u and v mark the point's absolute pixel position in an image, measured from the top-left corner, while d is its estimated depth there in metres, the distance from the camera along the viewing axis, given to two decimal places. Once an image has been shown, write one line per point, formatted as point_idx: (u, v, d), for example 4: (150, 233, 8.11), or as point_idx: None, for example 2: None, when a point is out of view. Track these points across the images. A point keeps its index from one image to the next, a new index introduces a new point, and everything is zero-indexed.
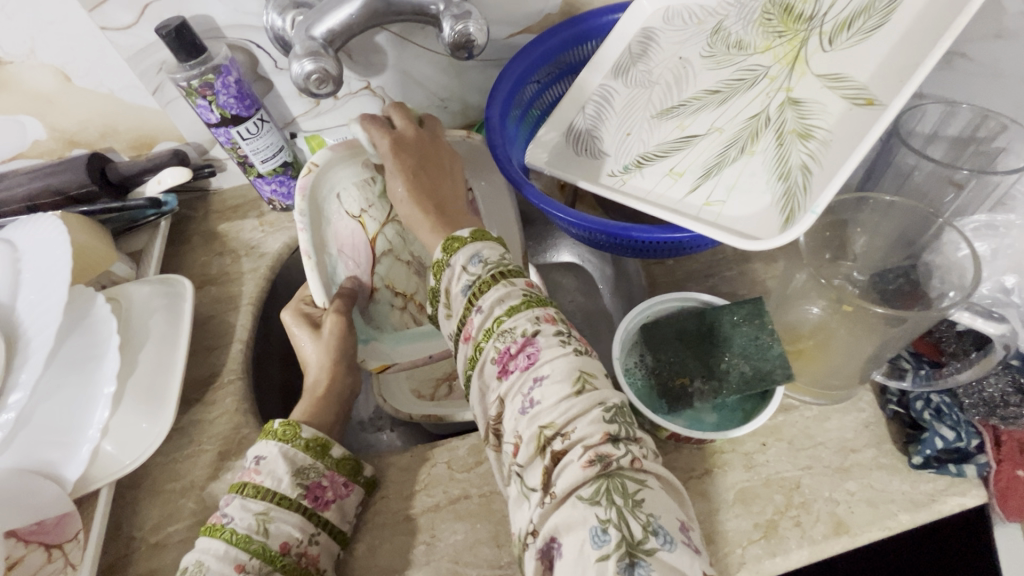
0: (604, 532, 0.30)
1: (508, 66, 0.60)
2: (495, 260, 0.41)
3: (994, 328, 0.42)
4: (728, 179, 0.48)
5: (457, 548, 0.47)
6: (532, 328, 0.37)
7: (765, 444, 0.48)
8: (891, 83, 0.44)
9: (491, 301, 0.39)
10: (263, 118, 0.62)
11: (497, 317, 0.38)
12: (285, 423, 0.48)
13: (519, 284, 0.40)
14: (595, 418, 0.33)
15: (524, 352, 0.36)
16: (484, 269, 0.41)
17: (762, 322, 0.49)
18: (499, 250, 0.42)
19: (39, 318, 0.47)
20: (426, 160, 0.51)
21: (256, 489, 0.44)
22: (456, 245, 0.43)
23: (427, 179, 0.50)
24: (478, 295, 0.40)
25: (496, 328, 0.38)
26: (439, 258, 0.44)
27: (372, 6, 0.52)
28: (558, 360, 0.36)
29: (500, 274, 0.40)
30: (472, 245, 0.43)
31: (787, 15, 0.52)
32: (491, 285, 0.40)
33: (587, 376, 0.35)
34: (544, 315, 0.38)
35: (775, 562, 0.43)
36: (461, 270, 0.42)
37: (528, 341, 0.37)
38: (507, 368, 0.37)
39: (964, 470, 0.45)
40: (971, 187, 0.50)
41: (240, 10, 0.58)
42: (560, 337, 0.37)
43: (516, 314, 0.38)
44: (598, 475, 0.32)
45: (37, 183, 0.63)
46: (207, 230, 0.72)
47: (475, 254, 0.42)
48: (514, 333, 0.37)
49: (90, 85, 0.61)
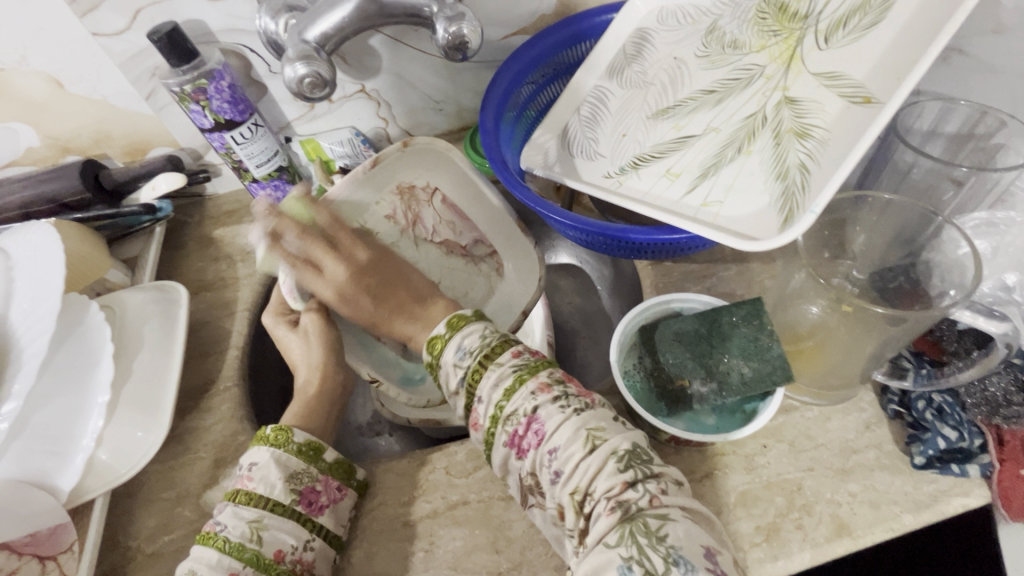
0: (629, 570, 0.30)
1: (503, 67, 0.60)
2: (478, 345, 0.39)
3: (996, 327, 0.42)
4: (726, 180, 0.48)
5: (456, 555, 0.46)
6: (531, 406, 0.36)
7: (765, 446, 0.48)
8: (889, 81, 0.44)
9: (487, 388, 0.37)
10: (258, 123, 0.61)
11: (497, 402, 0.37)
12: (277, 428, 0.48)
13: (507, 360, 0.38)
14: (611, 471, 0.33)
15: (531, 429, 0.35)
16: (472, 360, 0.39)
17: (761, 322, 0.48)
18: (479, 333, 0.40)
19: (32, 326, 0.46)
20: (378, 276, 0.54)
21: (248, 497, 0.44)
22: (439, 344, 0.41)
23: (388, 293, 0.53)
24: (474, 385, 0.38)
25: (501, 413, 0.36)
26: (429, 360, 0.42)
27: (365, 9, 0.52)
28: (564, 425, 0.35)
29: (486, 358, 0.38)
30: (453, 340, 0.40)
31: (782, 14, 0.52)
32: (482, 372, 0.38)
33: (594, 432, 0.35)
34: (538, 385, 0.36)
35: (777, 565, 0.43)
36: (451, 367, 0.40)
37: (532, 417, 0.35)
38: (521, 448, 0.36)
39: (967, 470, 0.45)
40: (970, 184, 0.50)
41: (233, 15, 0.58)
42: (558, 402, 0.36)
43: (513, 395, 0.36)
44: (621, 521, 0.32)
45: (31, 191, 0.63)
46: (203, 236, 0.72)
47: (459, 347, 0.40)
48: (516, 415, 0.36)
49: (83, 92, 0.61)
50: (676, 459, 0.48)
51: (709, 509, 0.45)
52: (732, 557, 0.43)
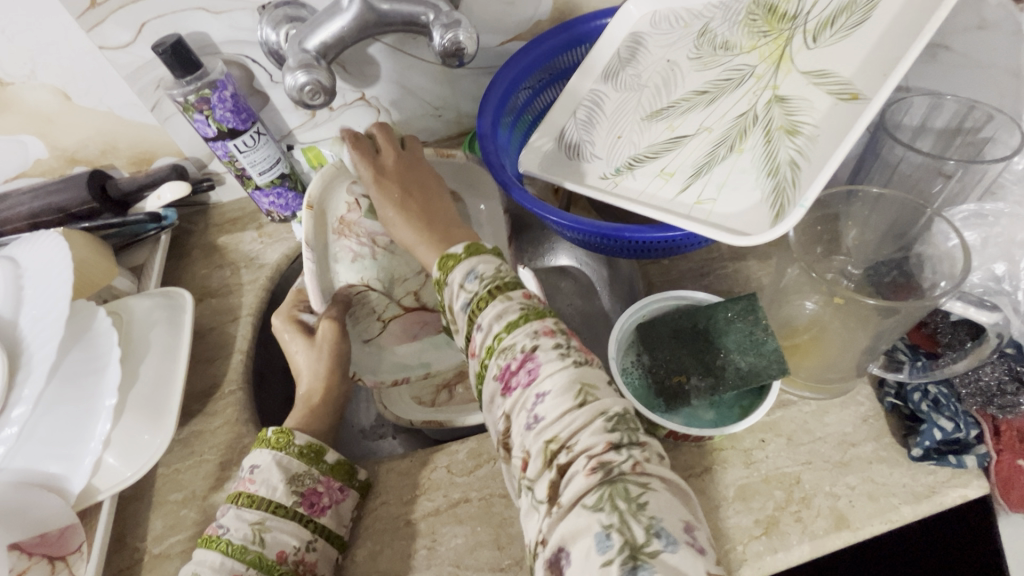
0: (607, 538, 0.30)
1: (499, 73, 0.61)
2: (491, 274, 0.41)
3: (986, 317, 0.42)
4: (719, 178, 0.49)
5: (458, 551, 0.47)
6: (529, 344, 0.37)
7: (764, 441, 0.48)
8: (875, 77, 0.45)
9: (490, 318, 0.39)
10: (260, 131, 0.63)
11: (497, 334, 0.38)
12: (278, 430, 0.48)
13: (516, 296, 0.39)
14: (598, 429, 0.33)
15: (524, 368, 0.36)
16: (481, 286, 0.40)
17: (757, 317, 0.49)
18: (494, 264, 0.42)
19: (41, 332, 0.47)
20: (409, 179, 0.51)
21: (250, 499, 0.45)
22: (451, 262, 0.43)
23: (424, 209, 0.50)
24: (477, 312, 0.40)
25: (497, 346, 0.38)
26: (438, 276, 0.44)
27: (363, 18, 0.53)
28: (558, 374, 0.35)
29: (496, 289, 0.40)
30: (466, 262, 0.42)
31: (771, 15, 0.53)
32: (488, 301, 0.39)
33: (588, 387, 0.35)
34: (541, 328, 0.38)
35: (776, 557, 0.43)
36: (458, 288, 0.42)
37: (527, 357, 0.36)
38: (509, 386, 0.37)
39: (965, 461, 0.45)
40: (959, 177, 0.51)
41: (234, 26, 0.59)
42: (558, 349, 0.37)
43: (515, 330, 0.38)
44: (600, 483, 0.32)
45: (39, 201, 0.65)
46: (207, 243, 0.73)
47: (471, 270, 0.41)
48: (513, 349, 0.37)
49: (90, 104, 0.63)
50: (675, 455, 0.48)
51: (709, 503, 0.46)
52: (732, 550, 0.43)
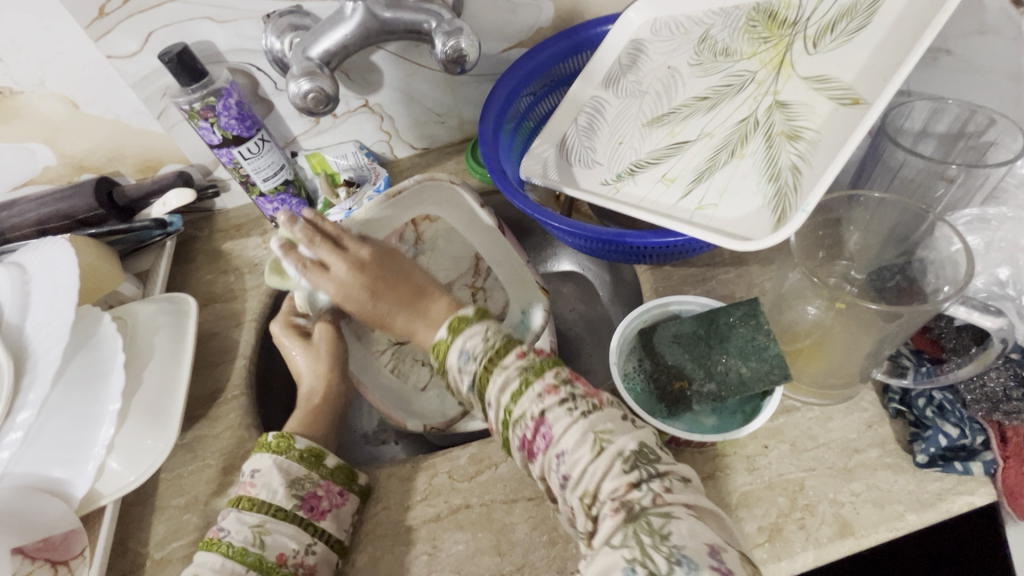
0: (633, 571, 0.31)
1: (501, 80, 0.61)
2: (482, 348, 0.39)
3: (991, 322, 0.42)
4: (720, 183, 0.49)
5: (459, 558, 0.47)
6: (538, 409, 0.36)
7: (766, 447, 0.48)
8: (876, 82, 0.45)
9: (494, 392, 0.37)
10: (264, 138, 0.63)
11: (505, 406, 0.37)
12: (278, 435, 0.49)
13: (512, 361, 0.38)
14: (617, 472, 0.34)
15: (540, 434, 0.36)
16: (477, 363, 0.39)
17: (758, 322, 0.48)
18: (481, 335, 0.40)
19: (47, 337, 0.48)
20: (380, 272, 0.50)
21: (251, 502, 0.45)
22: (443, 348, 0.41)
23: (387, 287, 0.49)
24: (482, 389, 0.38)
25: (509, 417, 0.37)
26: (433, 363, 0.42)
27: (366, 26, 0.54)
28: (570, 429, 0.35)
29: (490, 360, 0.38)
30: (455, 343, 0.40)
31: (771, 21, 0.54)
32: (488, 376, 0.38)
33: (601, 435, 0.35)
34: (544, 387, 0.37)
35: (780, 565, 0.43)
36: (457, 372, 0.40)
37: (539, 422, 0.36)
38: (533, 451, 0.37)
39: (971, 468, 0.45)
40: (961, 181, 0.50)
41: (239, 35, 0.60)
42: (566, 405, 0.36)
43: (521, 398, 0.37)
44: (625, 522, 0.33)
45: (47, 208, 0.66)
46: (211, 249, 0.74)
47: (462, 351, 0.40)
48: (525, 418, 0.37)
49: (98, 112, 0.63)
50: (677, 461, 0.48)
51: None
52: None
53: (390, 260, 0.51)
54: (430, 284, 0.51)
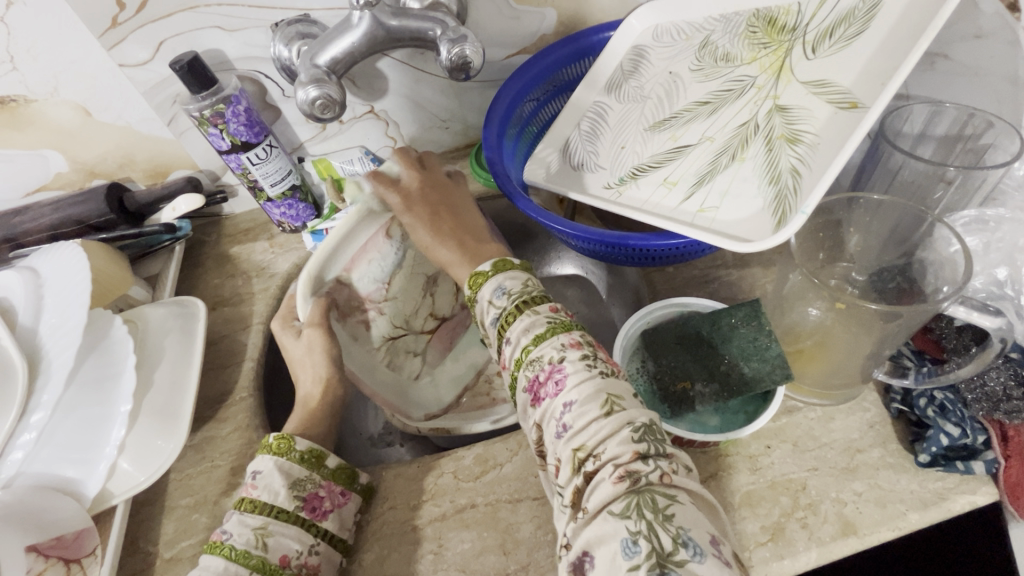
0: (634, 544, 0.31)
1: (505, 86, 0.62)
2: (517, 290, 0.44)
3: (990, 322, 0.43)
4: (721, 187, 0.49)
5: (465, 557, 0.47)
6: (558, 355, 0.39)
7: (769, 447, 0.48)
8: (874, 86, 0.45)
9: (518, 331, 0.41)
10: (272, 144, 0.64)
11: (525, 347, 0.40)
12: (279, 437, 0.49)
13: (543, 310, 0.42)
14: (624, 438, 0.35)
15: (552, 379, 0.38)
16: (509, 301, 0.43)
17: (760, 323, 0.49)
18: (519, 280, 0.45)
19: (60, 339, 0.49)
20: (437, 202, 0.57)
21: (253, 504, 0.45)
22: (481, 280, 0.46)
23: (444, 216, 0.56)
24: (506, 326, 0.42)
25: (525, 357, 0.40)
26: (469, 295, 0.47)
27: (373, 34, 0.55)
28: (584, 384, 0.37)
29: (523, 303, 0.42)
30: (494, 278, 0.45)
31: (771, 27, 0.54)
32: (516, 315, 0.42)
33: (614, 398, 0.36)
34: (568, 340, 0.39)
35: (783, 564, 0.43)
36: (488, 304, 0.44)
37: (555, 367, 0.38)
38: (540, 396, 0.39)
39: (972, 467, 0.45)
40: (960, 183, 0.51)
41: (249, 43, 0.61)
42: (585, 360, 0.38)
43: (542, 342, 0.40)
44: (627, 492, 0.33)
45: (59, 213, 0.67)
46: (220, 253, 0.75)
47: (498, 287, 0.44)
48: (541, 361, 0.39)
49: (109, 119, 0.65)
50: None
51: None
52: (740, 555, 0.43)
53: (449, 196, 0.58)
54: (481, 227, 0.56)
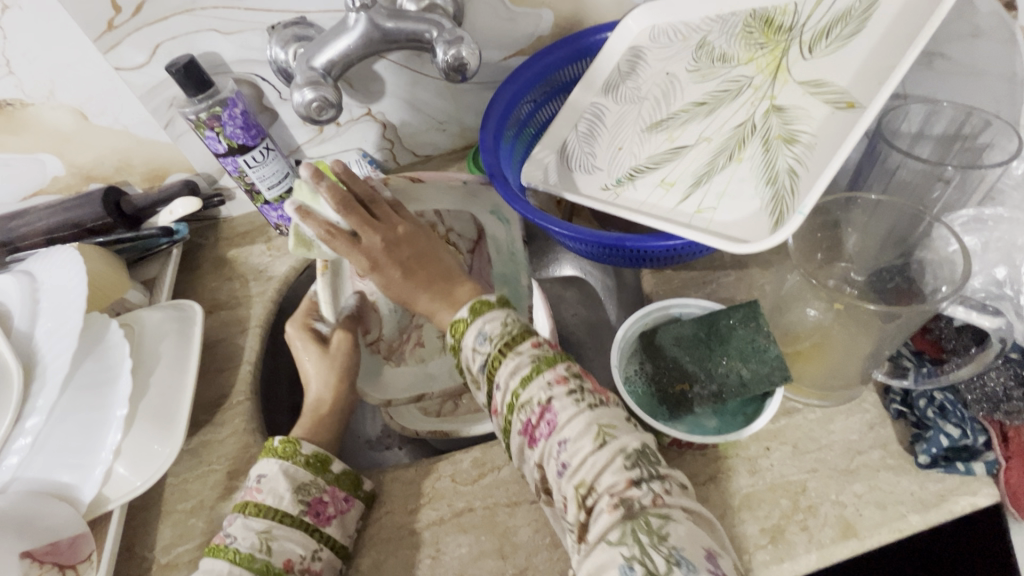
0: (630, 568, 0.32)
1: (501, 87, 0.62)
2: (499, 332, 0.42)
3: (989, 322, 0.42)
4: (718, 187, 0.49)
5: (462, 561, 0.47)
6: (545, 396, 0.38)
7: (768, 449, 0.48)
8: (871, 86, 0.45)
9: (504, 375, 0.40)
10: (269, 147, 0.64)
11: (513, 390, 0.39)
12: (284, 440, 0.49)
13: (525, 349, 0.41)
14: (618, 467, 0.35)
15: (544, 420, 0.38)
16: (492, 346, 0.41)
17: (758, 324, 0.49)
18: (500, 321, 0.43)
19: (55, 344, 0.49)
20: (402, 248, 0.50)
21: (257, 508, 0.45)
22: (462, 327, 0.44)
23: (402, 247, 0.50)
24: (493, 371, 0.41)
25: (516, 401, 0.39)
26: (451, 341, 0.45)
27: (369, 36, 0.54)
28: (576, 420, 0.37)
29: (506, 346, 0.41)
30: (473, 325, 0.43)
31: (768, 27, 0.54)
32: (500, 359, 0.40)
33: (606, 428, 0.37)
34: (554, 377, 0.39)
35: (783, 567, 0.43)
36: (471, 351, 0.42)
37: (545, 408, 0.38)
38: (534, 437, 0.38)
39: (973, 468, 0.45)
40: (957, 182, 0.51)
41: (245, 46, 0.61)
42: (573, 396, 0.38)
43: (529, 383, 0.39)
44: (622, 519, 0.34)
45: (56, 217, 0.67)
46: (217, 257, 0.75)
47: (480, 333, 0.42)
48: (531, 403, 0.38)
49: (106, 123, 0.65)
50: (679, 463, 0.48)
51: (715, 511, 0.45)
52: (739, 558, 0.43)
53: (420, 232, 0.52)
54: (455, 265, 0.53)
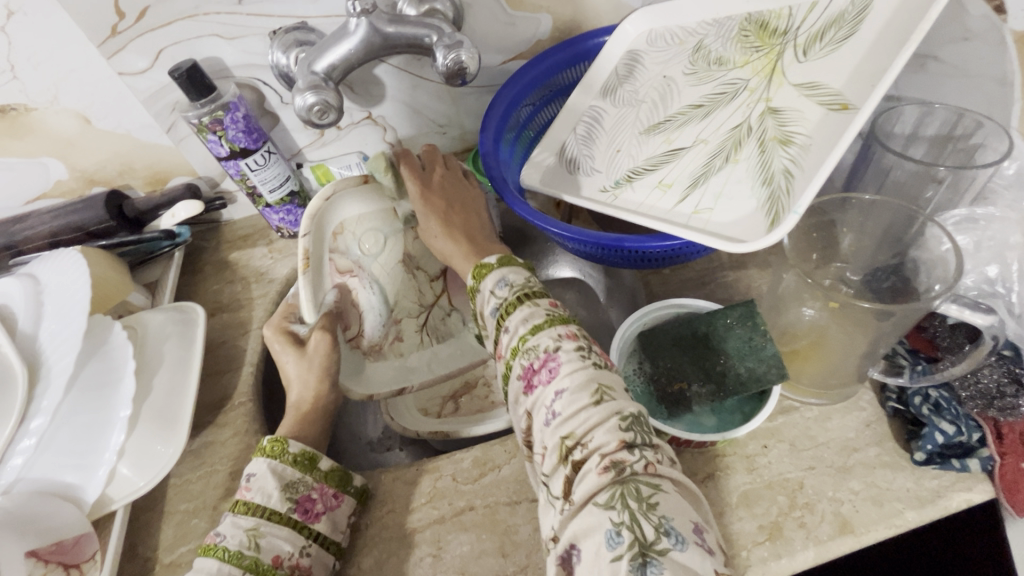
0: (618, 534, 0.32)
1: (501, 91, 0.63)
2: (520, 283, 0.45)
3: (982, 319, 0.43)
4: (715, 188, 0.50)
5: (463, 559, 0.47)
6: (553, 345, 0.40)
7: (766, 447, 0.49)
8: (864, 88, 0.46)
9: (516, 320, 0.42)
10: (270, 150, 0.65)
11: (521, 335, 0.41)
12: (273, 439, 0.50)
13: (544, 304, 0.43)
14: (612, 427, 0.36)
15: (546, 367, 0.39)
16: (511, 292, 0.44)
17: (755, 323, 0.50)
18: (523, 274, 0.46)
19: (60, 345, 0.49)
20: (452, 197, 0.59)
21: (246, 506, 0.46)
22: (485, 272, 0.47)
23: (458, 214, 0.57)
24: (506, 316, 0.43)
25: (522, 346, 0.41)
26: (471, 284, 0.48)
27: (369, 40, 0.55)
28: (577, 373, 0.38)
29: (524, 296, 0.43)
30: (497, 271, 0.46)
31: (763, 31, 0.55)
32: (516, 306, 0.43)
33: (604, 388, 0.38)
34: (565, 331, 0.40)
35: (781, 563, 0.43)
36: (490, 293, 0.45)
37: (550, 356, 0.39)
38: (533, 383, 0.39)
39: (968, 465, 0.45)
40: (950, 182, 0.52)
41: (247, 51, 0.62)
42: (580, 351, 0.39)
43: (539, 332, 0.41)
44: (612, 482, 0.34)
45: (59, 221, 0.67)
46: (219, 259, 0.75)
47: (502, 279, 0.45)
48: (536, 349, 0.40)
49: (108, 127, 0.65)
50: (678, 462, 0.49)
51: (713, 509, 0.46)
52: (738, 555, 0.43)
53: (472, 196, 0.60)
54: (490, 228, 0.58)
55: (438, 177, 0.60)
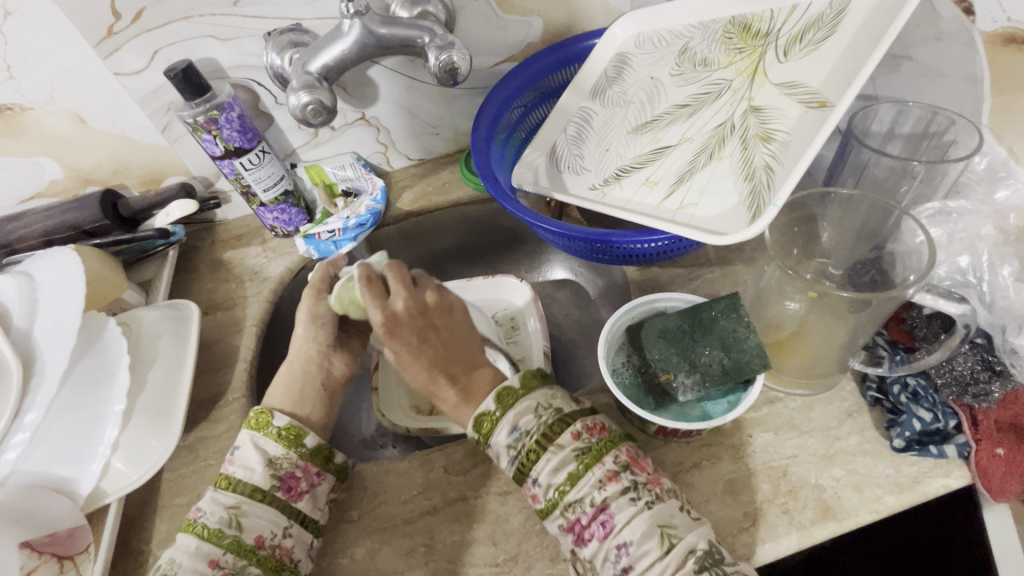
0: None
1: (492, 93, 0.64)
2: (534, 426, 0.44)
3: (956, 308, 0.44)
4: (699, 184, 0.51)
5: (456, 548, 0.48)
6: (601, 497, 0.41)
7: (752, 436, 0.50)
8: (840, 87, 0.48)
9: (547, 473, 0.42)
10: (264, 150, 0.65)
11: (559, 488, 0.42)
12: (259, 412, 0.51)
13: (568, 442, 0.43)
14: (688, 570, 0.38)
15: (598, 521, 0.40)
16: (529, 439, 0.44)
17: (739, 315, 0.50)
18: (531, 410, 0.45)
19: (54, 340, 0.49)
20: (425, 326, 0.51)
21: (228, 481, 0.47)
22: (490, 423, 0.46)
23: (434, 345, 0.50)
24: (529, 466, 0.43)
25: (563, 498, 0.42)
26: (477, 435, 0.47)
27: (363, 41, 0.56)
28: (634, 520, 0.40)
29: (544, 439, 0.43)
30: (506, 419, 0.45)
31: (746, 33, 0.57)
32: (539, 455, 0.43)
33: (668, 530, 0.39)
34: (605, 475, 0.41)
35: (765, 548, 0.44)
36: (506, 447, 0.44)
37: (599, 509, 0.41)
38: (585, 536, 0.41)
39: (945, 451, 0.47)
40: (923, 177, 0.54)
41: (242, 52, 0.63)
42: (629, 494, 0.41)
43: (579, 482, 0.42)
44: None
45: (53, 220, 0.68)
46: (213, 258, 0.76)
47: (514, 427, 0.44)
48: (583, 503, 0.41)
49: (103, 127, 0.66)
50: (665, 451, 0.50)
51: (697, 496, 0.47)
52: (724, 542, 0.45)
53: (448, 315, 0.52)
54: (475, 351, 0.52)
55: (404, 301, 0.50)
